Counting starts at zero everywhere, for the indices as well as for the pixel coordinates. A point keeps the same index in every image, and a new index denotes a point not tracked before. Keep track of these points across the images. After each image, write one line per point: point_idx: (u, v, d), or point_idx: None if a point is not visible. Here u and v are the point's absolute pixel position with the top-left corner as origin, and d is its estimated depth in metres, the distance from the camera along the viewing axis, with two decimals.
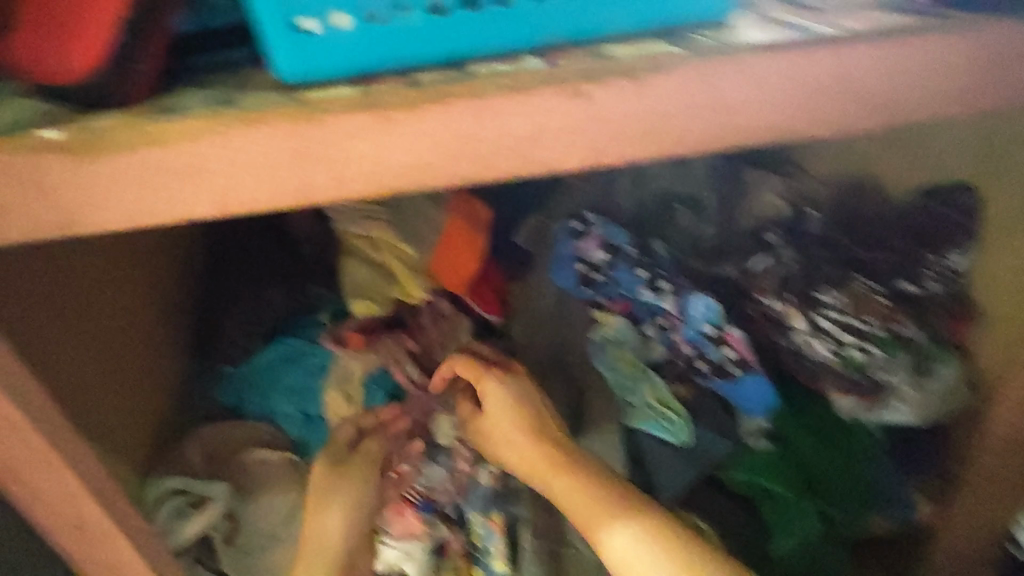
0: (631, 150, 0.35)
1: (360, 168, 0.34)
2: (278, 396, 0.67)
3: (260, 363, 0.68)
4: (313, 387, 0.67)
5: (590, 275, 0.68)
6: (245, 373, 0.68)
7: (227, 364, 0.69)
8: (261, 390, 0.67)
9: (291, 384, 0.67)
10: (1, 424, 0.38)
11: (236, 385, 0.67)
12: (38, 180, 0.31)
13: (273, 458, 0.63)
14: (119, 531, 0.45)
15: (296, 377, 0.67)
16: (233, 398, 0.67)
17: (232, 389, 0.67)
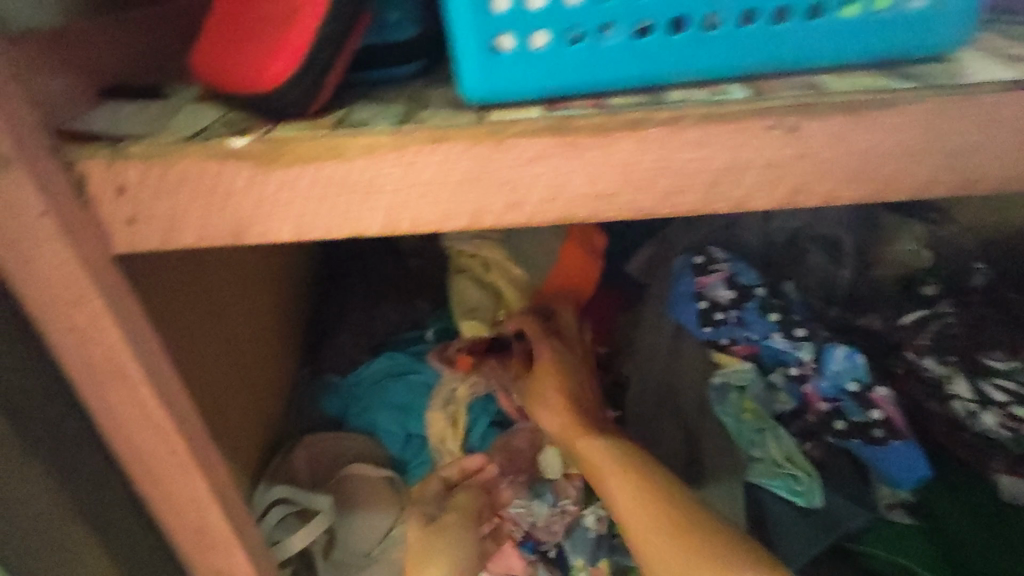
0: (831, 190, 0.31)
1: (537, 194, 0.32)
2: (381, 410, 0.65)
3: (366, 375, 0.67)
4: (416, 405, 0.65)
5: (713, 313, 0.64)
6: (352, 384, 0.67)
7: (333, 374, 0.68)
8: (365, 402, 0.66)
9: (395, 399, 0.66)
10: (147, 424, 0.37)
11: (342, 395, 0.67)
12: (220, 187, 0.31)
13: (372, 475, 0.61)
14: (237, 541, 0.43)
15: (400, 392, 0.66)
16: (339, 408, 0.67)
17: (338, 398, 0.67)
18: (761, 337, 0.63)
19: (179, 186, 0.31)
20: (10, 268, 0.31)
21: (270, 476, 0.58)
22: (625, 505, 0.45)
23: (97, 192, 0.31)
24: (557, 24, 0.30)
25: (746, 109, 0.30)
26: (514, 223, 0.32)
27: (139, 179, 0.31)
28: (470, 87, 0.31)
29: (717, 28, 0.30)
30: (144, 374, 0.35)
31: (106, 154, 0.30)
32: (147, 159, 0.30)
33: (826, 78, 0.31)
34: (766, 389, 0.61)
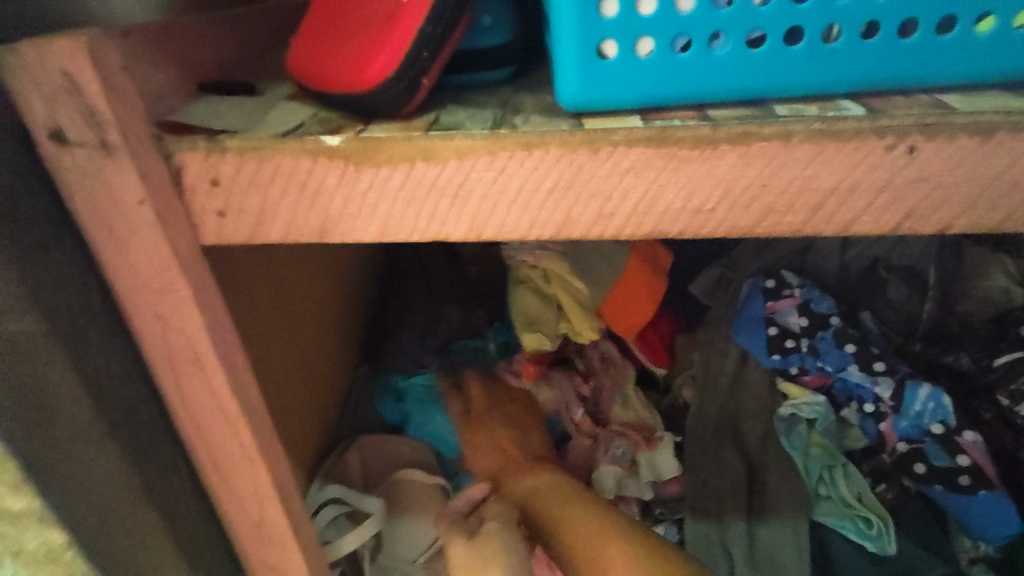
0: (948, 217, 0.29)
1: (631, 207, 0.30)
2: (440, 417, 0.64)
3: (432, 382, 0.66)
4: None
5: (783, 341, 0.61)
6: (409, 388, 0.66)
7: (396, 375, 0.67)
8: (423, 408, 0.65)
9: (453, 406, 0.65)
10: (218, 416, 0.37)
11: (399, 398, 0.66)
12: (311, 185, 0.31)
13: (422, 481, 0.60)
14: (293, 539, 0.43)
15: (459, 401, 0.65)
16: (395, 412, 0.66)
17: (395, 401, 0.66)
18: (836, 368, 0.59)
19: (271, 181, 0.31)
20: (106, 252, 0.32)
21: (323, 476, 0.58)
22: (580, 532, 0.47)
23: (192, 183, 0.31)
24: (665, 31, 0.29)
25: (864, 127, 0.28)
26: (603, 235, 0.31)
27: (234, 172, 0.31)
28: (568, 93, 0.30)
29: (835, 41, 0.29)
30: (220, 366, 0.35)
31: (204, 146, 0.31)
32: (243, 153, 0.31)
33: (952, 99, 0.29)
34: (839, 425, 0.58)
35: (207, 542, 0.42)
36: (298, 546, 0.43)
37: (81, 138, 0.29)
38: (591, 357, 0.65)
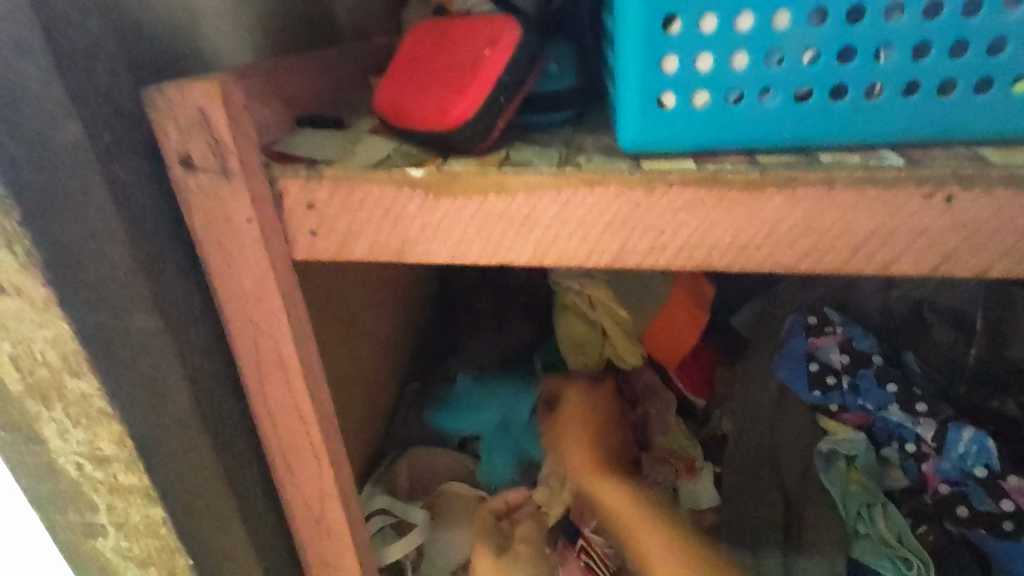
0: (983, 261, 0.31)
1: (684, 241, 0.33)
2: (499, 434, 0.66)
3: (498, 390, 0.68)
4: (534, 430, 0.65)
5: (824, 377, 0.63)
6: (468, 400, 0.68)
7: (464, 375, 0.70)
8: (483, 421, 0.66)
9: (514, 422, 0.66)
10: (294, 416, 0.41)
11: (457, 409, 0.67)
12: (394, 210, 0.35)
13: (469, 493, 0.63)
14: (350, 537, 0.45)
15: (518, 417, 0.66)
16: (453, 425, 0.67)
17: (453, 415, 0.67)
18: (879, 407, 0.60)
19: (361, 206, 0.35)
20: (214, 263, 0.36)
21: (375, 482, 0.62)
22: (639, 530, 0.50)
23: (291, 206, 0.35)
24: (720, 85, 0.32)
25: (904, 176, 0.30)
26: (656, 265, 0.34)
27: (329, 197, 0.35)
28: (629, 137, 0.33)
29: (878, 97, 0.31)
30: (301, 370, 0.39)
31: (304, 173, 0.35)
32: (338, 181, 0.35)
33: (989, 152, 0.31)
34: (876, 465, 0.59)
35: (273, 533, 0.45)
36: (354, 543, 0.46)
37: (204, 164, 0.33)
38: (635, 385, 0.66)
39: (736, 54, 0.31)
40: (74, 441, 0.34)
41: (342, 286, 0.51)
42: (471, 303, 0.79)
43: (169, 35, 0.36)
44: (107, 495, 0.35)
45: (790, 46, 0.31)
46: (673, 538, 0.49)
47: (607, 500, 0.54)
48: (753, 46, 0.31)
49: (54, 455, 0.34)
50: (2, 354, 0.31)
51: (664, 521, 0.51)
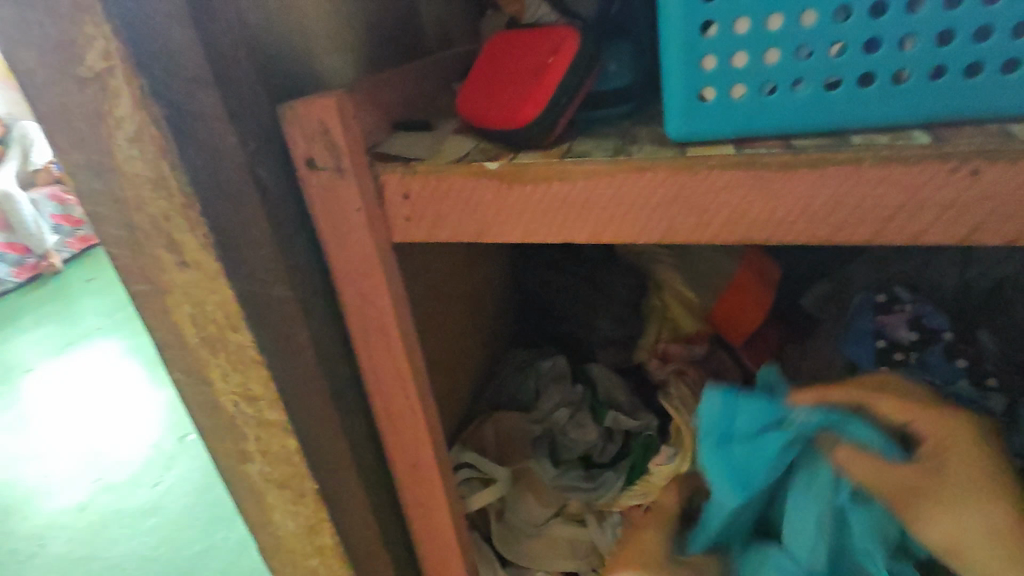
0: (1009, 232, 0.34)
1: (724, 218, 0.38)
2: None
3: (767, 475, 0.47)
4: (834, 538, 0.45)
5: (892, 353, 0.62)
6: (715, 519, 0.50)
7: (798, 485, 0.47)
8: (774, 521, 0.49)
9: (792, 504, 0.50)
10: (395, 373, 0.49)
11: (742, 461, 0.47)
12: (474, 198, 0.42)
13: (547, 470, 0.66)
14: (440, 477, 0.54)
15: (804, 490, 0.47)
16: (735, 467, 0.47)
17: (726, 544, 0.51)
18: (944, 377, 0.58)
19: (447, 195, 0.42)
20: (331, 244, 0.44)
21: (463, 442, 0.67)
22: None
23: (390, 197, 0.43)
24: (757, 79, 0.36)
25: (928, 153, 0.33)
26: (701, 240, 0.39)
27: (421, 188, 0.42)
28: (677, 128, 0.38)
29: (906, 81, 0.35)
30: (398, 333, 0.47)
31: (401, 169, 0.42)
32: (429, 175, 0.42)
33: (1017, 128, 0.33)
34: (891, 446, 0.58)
35: (377, 474, 0.54)
36: (443, 484, 0.54)
37: (324, 165, 0.41)
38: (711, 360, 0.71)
39: (769, 51, 0.35)
40: (229, 382, 0.42)
41: (431, 267, 0.58)
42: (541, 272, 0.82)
43: (296, 59, 0.44)
44: (254, 429, 0.44)
45: (817, 41, 0.35)
46: None
47: (959, 530, 0.39)
48: (784, 44, 0.35)
49: (215, 394, 0.44)
50: (181, 312, 0.41)
51: None
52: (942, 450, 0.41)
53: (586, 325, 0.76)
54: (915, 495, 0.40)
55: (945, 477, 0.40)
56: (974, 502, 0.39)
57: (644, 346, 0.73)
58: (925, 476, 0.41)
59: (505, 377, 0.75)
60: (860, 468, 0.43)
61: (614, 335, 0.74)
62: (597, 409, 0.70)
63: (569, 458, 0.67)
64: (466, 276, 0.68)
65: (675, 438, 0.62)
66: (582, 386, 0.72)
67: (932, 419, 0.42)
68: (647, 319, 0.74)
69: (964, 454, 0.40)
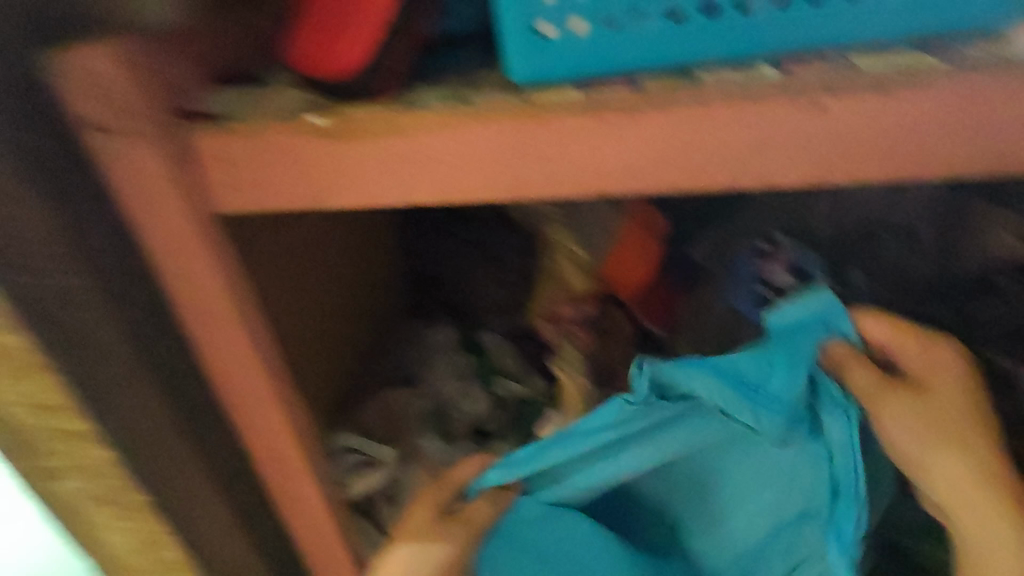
0: (858, 169, 0.32)
1: (574, 168, 0.34)
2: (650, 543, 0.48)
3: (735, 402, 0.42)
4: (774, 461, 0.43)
5: (771, 300, 0.64)
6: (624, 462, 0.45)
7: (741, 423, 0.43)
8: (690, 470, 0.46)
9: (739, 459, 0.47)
10: (239, 362, 0.43)
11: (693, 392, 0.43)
12: (300, 159, 0.36)
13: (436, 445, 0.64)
14: (308, 469, 0.49)
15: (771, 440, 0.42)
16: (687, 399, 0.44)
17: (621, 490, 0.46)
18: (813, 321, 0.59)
19: (269, 157, 0.36)
20: (139, 221, 0.38)
21: (347, 425, 0.63)
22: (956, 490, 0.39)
23: (205, 164, 0.37)
24: (597, 12, 0.33)
25: (774, 89, 0.32)
26: (554, 195, 0.36)
27: (239, 151, 0.36)
28: (519, 71, 0.34)
29: (751, 12, 0.33)
30: (236, 317, 0.42)
31: (212, 128, 0.36)
32: (244, 134, 0.36)
33: (862, 60, 0.32)
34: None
35: (238, 472, 0.49)
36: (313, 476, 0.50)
37: (113, 127, 0.35)
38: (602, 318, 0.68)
39: None
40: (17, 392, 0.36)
41: (287, 240, 0.52)
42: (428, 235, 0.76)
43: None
44: None
45: None
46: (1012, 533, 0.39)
47: (927, 441, 0.39)
48: None
49: None
50: None
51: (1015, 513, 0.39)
52: (929, 376, 0.39)
53: (478, 292, 0.73)
54: (893, 410, 0.39)
55: (926, 396, 0.39)
56: (959, 429, 0.39)
57: (536, 310, 0.70)
58: (916, 400, 0.39)
59: (395, 352, 0.72)
60: (860, 377, 0.39)
61: (507, 302, 0.72)
62: (488, 377, 0.68)
63: (460, 430, 0.65)
64: (331, 248, 0.61)
65: (563, 400, 0.64)
66: (474, 355, 0.69)
67: (925, 343, 0.39)
68: (538, 282, 0.71)
69: (947, 377, 0.39)
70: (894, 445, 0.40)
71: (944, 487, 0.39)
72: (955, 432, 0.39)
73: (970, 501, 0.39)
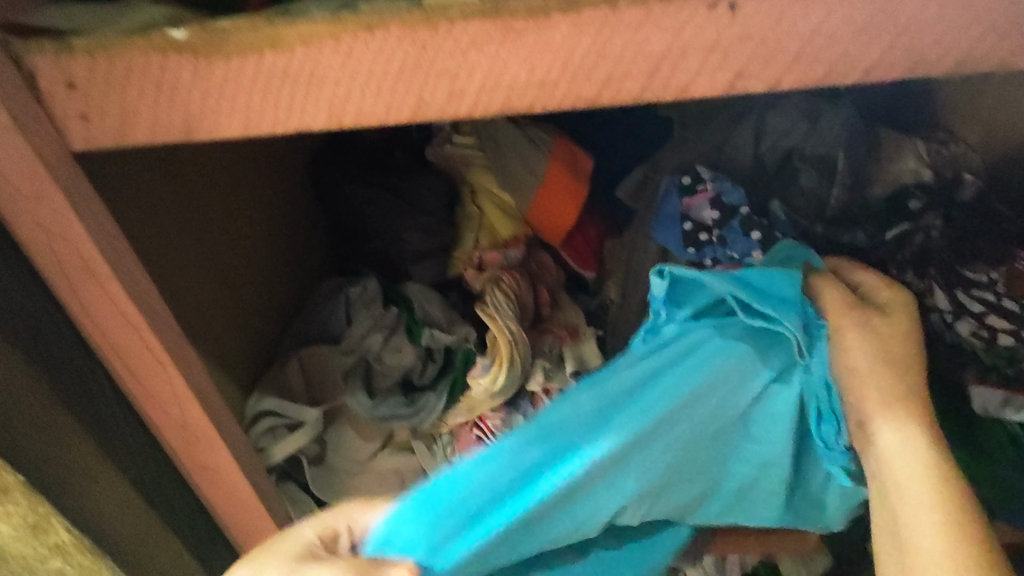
0: (774, 74, 0.31)
1: (479, 84, 0.32)
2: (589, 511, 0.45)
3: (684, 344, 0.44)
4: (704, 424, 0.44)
5: (697, 235, 0.63)
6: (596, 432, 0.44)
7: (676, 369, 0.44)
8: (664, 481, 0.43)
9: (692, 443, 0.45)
10: (120, 321, 0.39)
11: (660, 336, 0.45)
12: (164, 81, 0.32)
13: (360, 404, 0.60)
14: (218, 434, 0.46)
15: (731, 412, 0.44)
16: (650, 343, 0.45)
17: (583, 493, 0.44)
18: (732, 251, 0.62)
19: (126, 80, 0.32)
20: None
21: (262, 388, 0.59)
22: (877, 398, 0.40)
23: (48, 87, 0.32)
24: None
25: None
26: (459, 115, 0.33)
27: (90, 73, 0.31)
28: None
29: None
30: (113, 272, 0.37)
31: (53, 48, 0.31)
32: (93, 53, 0.31)
33: None
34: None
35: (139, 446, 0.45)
36: (224, 442, 0.46)
37: None
38: (529, 263, 0.67)
39: None
40: None
41: (160, 189, 0.46)
42: (339, 183, 0.70)
43: None
44: None
45: None
46: (935, 468, 0.38)
47: (863, 344, 0.41)
48: None
49: None
50: None
51: (941, 455, 0.38)
52: (889, 307, 0.43)
53: (395, 239, 0.67)
54: (840, 314, 0.42)
55: (885, 321, 0.42)
56: (918, 410, 0.40)
57: (461, 258, 0.68)
58: (871, 320, 0.42)
59: (312, 309, 0.67)
60: (830, 296, 0.43)
61: (427, 249, 0.67)
62: (412, 328, 0.63)
63: (387, 385, 0.62)
64: (225, 193, 0.55)
65: (491, 348, 0.60)
66: (397, 307, 0.64)
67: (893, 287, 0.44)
68: (462, 226, 0.69)
69: (902, 314, 0.43)
70: (837, 353, 0.41)
71: (870, 389, 0.40)
72: (896, 354, 0.41)
73: (891, 408, 0.39)
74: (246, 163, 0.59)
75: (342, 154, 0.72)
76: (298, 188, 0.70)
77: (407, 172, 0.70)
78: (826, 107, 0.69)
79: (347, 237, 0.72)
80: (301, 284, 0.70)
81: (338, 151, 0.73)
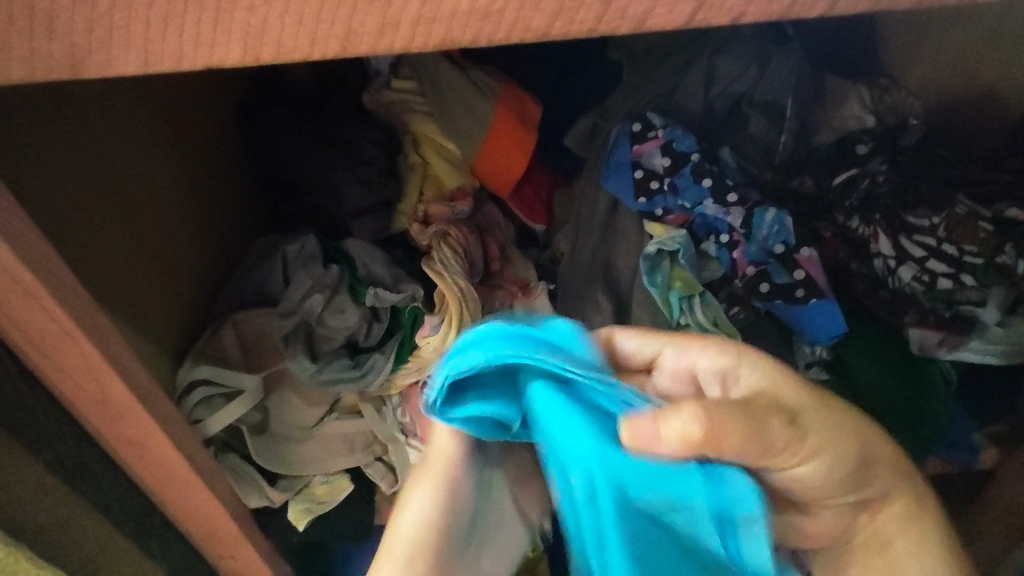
0: (736, 5, 0.28)
1: (415, 12, 0.28)
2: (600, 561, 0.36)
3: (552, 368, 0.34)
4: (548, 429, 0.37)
5: (648, 183, 0.62)
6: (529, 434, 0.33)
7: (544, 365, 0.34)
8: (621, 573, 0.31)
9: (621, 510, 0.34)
10: (16, 290, 0.34)
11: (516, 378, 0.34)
12: (38, 5, 0.27)
13: (304, 370, 0.57)
14: (144, 409, 0.42)
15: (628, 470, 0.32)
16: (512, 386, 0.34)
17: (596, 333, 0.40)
18: (682, 201, 0.61)
19: None
20: None
21: (194, 356, 0.55)
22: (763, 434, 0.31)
23: None
24: None
25: None
26: (395, 49, 0.29)
27: None
28: None
29: None
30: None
31: None
32: None
33: None
34: (674, 324, 0.60)
35: (44, 418, 0.42)
36: (152, 417, 0.42)
37: None
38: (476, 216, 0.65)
39: None
40: None
41: (51, 139, 0.40)
42: (267, 132, 0.64)
43: None
44: None
45: None
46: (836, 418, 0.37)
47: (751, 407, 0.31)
48: None
49: None
50: None
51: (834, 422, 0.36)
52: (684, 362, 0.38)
53: (333, 195, 0.63)
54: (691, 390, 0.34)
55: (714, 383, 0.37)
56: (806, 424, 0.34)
57: (406, 212, 0.64)
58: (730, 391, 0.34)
59: (247, 270, 0.62)
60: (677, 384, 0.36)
61: (370, 203, 0.62)
62: (356, 289, 0.59)
63: (331, 348, 0.58)
64: (134, 142, 0.50)
65: (440, 306, 0.58)
66: (338, 266, 0.60)
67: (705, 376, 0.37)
68: (406, 178, 0.64)
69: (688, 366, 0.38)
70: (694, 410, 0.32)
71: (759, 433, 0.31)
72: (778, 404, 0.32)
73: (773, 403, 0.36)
74: (158, 108, 0.53)
75: (269, 101, 0.66)
76: (224, 139, 0.65)
77: (343, 122, 0.64)
78: (775, 50, 0.67)
79: (282, 192, 0.67)
80: (232, 244, 0.65)
81: (267, 97, 0.67)
